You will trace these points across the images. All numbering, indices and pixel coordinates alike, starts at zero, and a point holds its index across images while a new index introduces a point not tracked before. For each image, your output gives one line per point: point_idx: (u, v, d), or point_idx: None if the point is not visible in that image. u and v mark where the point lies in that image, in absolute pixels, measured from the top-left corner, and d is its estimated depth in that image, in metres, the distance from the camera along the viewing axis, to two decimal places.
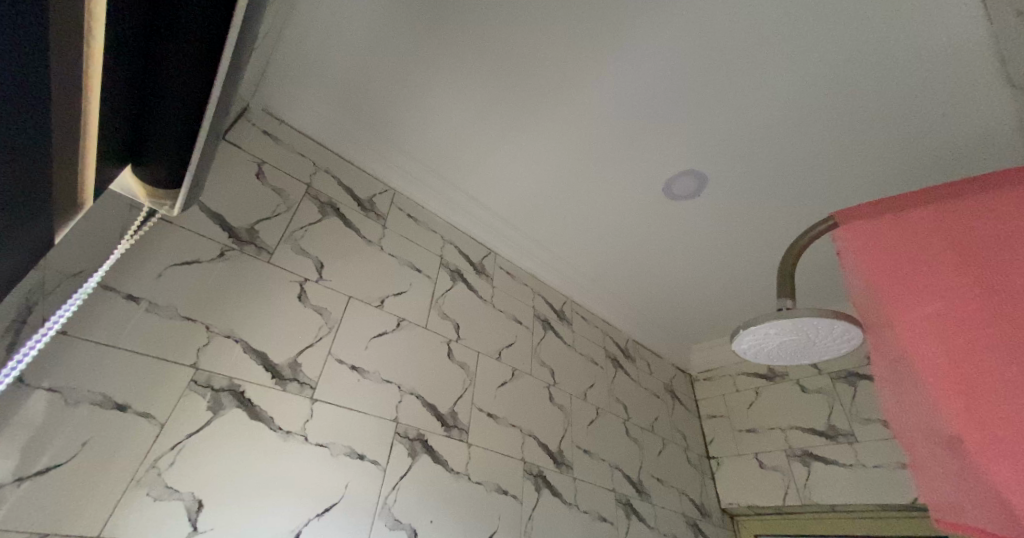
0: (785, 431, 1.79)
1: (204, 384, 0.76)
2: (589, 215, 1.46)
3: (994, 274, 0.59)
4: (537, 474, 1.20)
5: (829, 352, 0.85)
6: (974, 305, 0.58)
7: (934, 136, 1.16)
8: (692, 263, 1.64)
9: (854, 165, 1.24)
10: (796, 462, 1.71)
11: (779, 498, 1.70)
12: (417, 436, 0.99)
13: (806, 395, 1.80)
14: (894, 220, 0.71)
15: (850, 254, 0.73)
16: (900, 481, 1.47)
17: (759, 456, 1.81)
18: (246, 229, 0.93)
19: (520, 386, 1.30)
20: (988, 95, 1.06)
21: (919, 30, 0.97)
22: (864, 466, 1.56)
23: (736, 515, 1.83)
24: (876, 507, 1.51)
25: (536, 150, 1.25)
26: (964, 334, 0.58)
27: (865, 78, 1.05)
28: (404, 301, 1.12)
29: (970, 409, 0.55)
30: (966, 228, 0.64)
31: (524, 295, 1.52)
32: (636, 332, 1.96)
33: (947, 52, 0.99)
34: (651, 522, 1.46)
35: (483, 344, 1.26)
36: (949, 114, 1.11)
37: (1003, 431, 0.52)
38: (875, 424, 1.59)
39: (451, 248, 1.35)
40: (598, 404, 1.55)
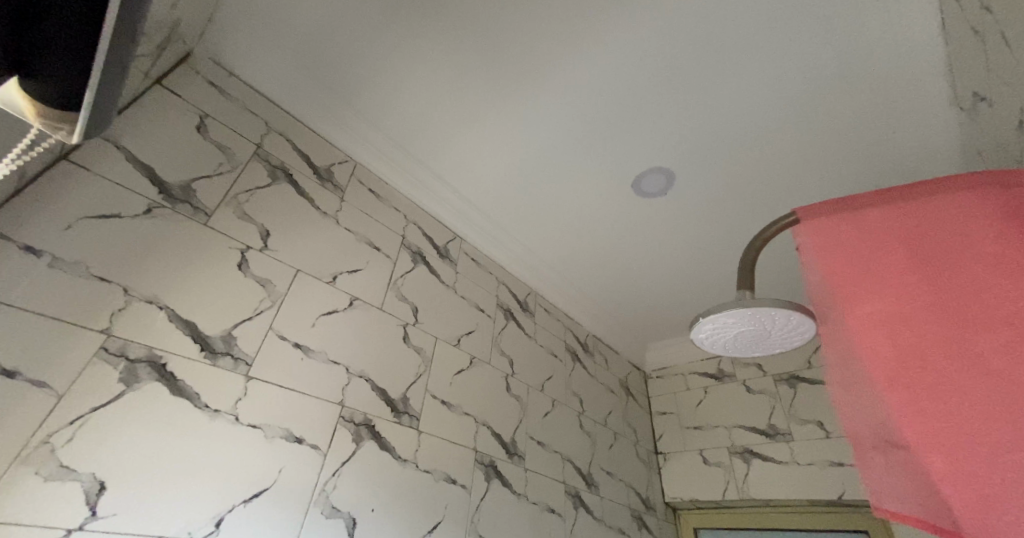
0: (729, 428, 1.84)
1: (117, 352, 0.70)
2: (556, 205, 1.44)
3: (943, 274, 0.60)
4: (488, 464, 1.18)
5: (783, 346, 0.86)
6: (922, 301, 0.60)
7: (889, 150, 1.20)
8: (655, 261, 1.65)
9: (815, 173, 1.27)
10: (737, 459, 1.76)
11: (719, 493, 1.74)
12: (364, 421, 0.94)
13: (751, 395, 1.85)
14: (854, 219, 0.71)
15: (808, 247, 0.73)
16: (830, 480, 1.55)
17: (704, 452, 1.85)
18: (181, 186, 0.85)
19: (477, 374, 1.27)
20: (939, 115, 1.10)
21: (884, 43, 0.99)
22: (798, 464, 1.63)
23: (679, 508, 1.87)
24: (805, 502, 1.59)
25: (510, 134, 1.22)
26: (913, 332, 0.59)
27: (835, 88, 1.07)
28: (358, 279, 1.06)
29: (915, 405, 0.56)
30: (918, 226, 0.65)
31: (487, 283, 1.49)
32: (596, 327, 1.96)
33: (911, 71, 1.02)
34: (598, 513, 1.47)
35: (440, 329, 1.22)
36: (904, 130, 1.15)
37: (944, 424, 0.53)
38: (811, 425, 1.66)
39: (413, 229, 1.29)
40: (555, 396, 1.54)
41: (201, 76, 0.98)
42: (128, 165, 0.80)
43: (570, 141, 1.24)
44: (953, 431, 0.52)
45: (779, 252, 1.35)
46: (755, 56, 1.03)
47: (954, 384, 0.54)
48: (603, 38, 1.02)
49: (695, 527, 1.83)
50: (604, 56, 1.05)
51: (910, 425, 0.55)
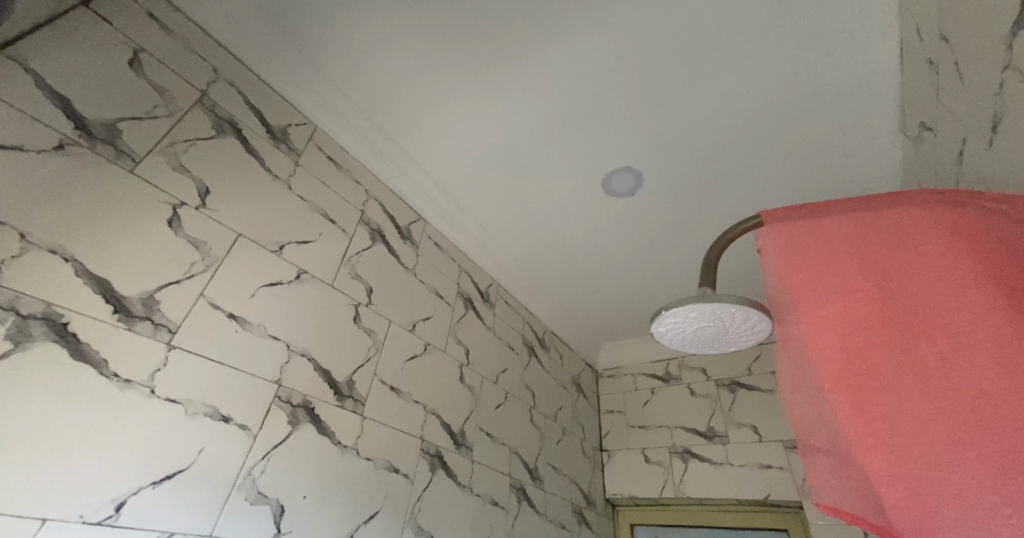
0: (671, 429, 1.87)
1: (6, 306, 0.61)
2: (522, 195, 1.41)
3: (892, 281, 0.61)
4: (434, 454, 1.14)
5: (737, 345, 0.86)
6: (872, 305, 0.61)
7: (841, 172, 1.25)
8: (616, 260, 1.66)
9: (774, 186, 1.31)
10: (676, 459, 1.80)
11: (657, 491, 1.77)
12: (302, 403, 0.89)
13: (693, 398, 1.89)
14: (814, 224, 0.71)
15: (769, 244, 0.73)
16: (759, 480, 1.61)
17: (647, 450, 1.88)
18: (105, 126, 0.76)
19: (430, 361, 1.23)
20: (886, 143, 1.16)
21: (849, 61, 1.01)
22: (732, 465, 1.68)
23: (618, 504, 1.90)
24: (734, 501, 1.64)
25: (482, 116, 1.19)
26: (861, 335, 0.59)
27: (803, 101, 1.10)
28: (309, 251, 1.00)
29: (858, 405, 0.56)
30: (874, 233, 0.66)
31: (449, 270, 1.44)
32: (554, 322, 1.95)
33: (869, 95, 1.06)
34: (541, 507, 1.46)
35: (395, 312, 1.17)
36: (857, 153, 1.19)
37: (884, 425, 0.54)
38: (746, 428, 1.72)
39: (374, 205, 1.23)
40: (508, 389, 1.51)
41: (140, 7, 0.88)
42: (41, 94, 0.71)
43: (542, 129, 1.21)
44: (891, 431, 0.53)
45: (736, 255, 1.38)
46: (729, 61, 1.04)
47: (895, 386, 0.55)
48: (580, 28, 1.00)
49: (632, 524, 1.85)
50: (582, 46, 1.03)
51: (852, 425, 0.56)
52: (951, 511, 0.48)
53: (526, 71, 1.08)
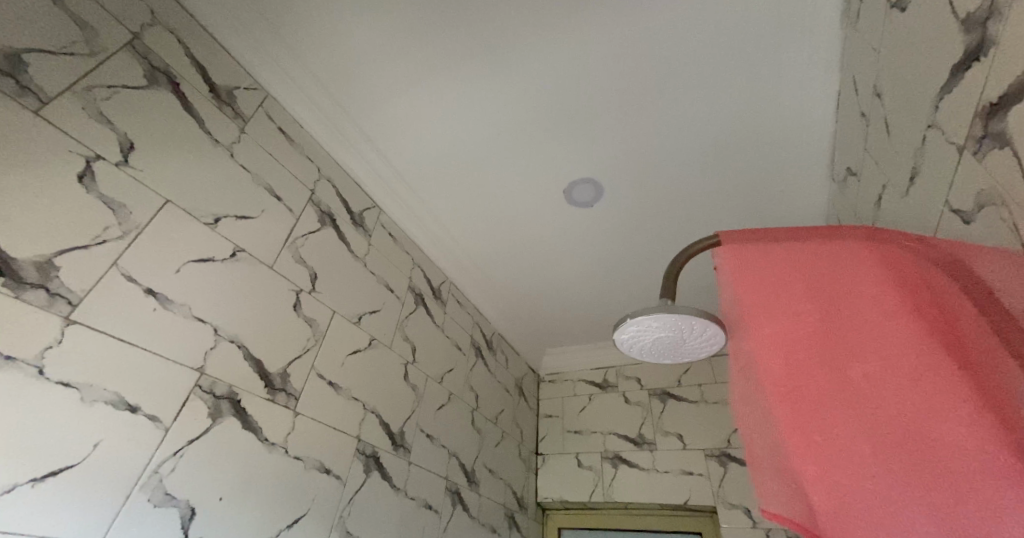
0: (604, 435, 1.89)
1: None
2: (481, 194, 1.39)
3: (841, 310, 0.61)
4: (369, 455, 1.07)
5: (691, 356, 0.86)
6: (817, 319, 0.61)
7: (776, 199, 1.34)
8: (567, 269, 1.67)
9: (719, 204, 1.38)
10: (607, 463, 1.81)
11: (587, 495, 1.78)
12: (226, 395, 0.80)
13: (627, 406, 1.92)
14: (771, 248, 0.70)
15: (723, 250, 0.72)
16: (681, 486, 1.66)
17: (580, 455, 1.88)
18: (8, 54, 0.65)
19: (374, 357, 1.16)
20: (816, 174, 1.26)
21: (799, 89, 1.08)
22: (657, 471, 1.73)
23: (547, 508, 1.88)
24: (656, 505, 1.68)
25: (449, 111, 1.17)
26: (808, 359, 0.59)
27: (757, 126, 1.17)
28: (248, 228, 0.91)
29: (799, 422, 0.56)
30: (822, 250, 0.67)
31: (402, 263, 1.38)
32: (503, 325, 1.92)
33: (811, 128, 1.15)
34: (474, 511, 1.42)
35: (340, 303, 1.10)
36: (792, 182, 1.29)
37: (822, 443, 0.54)
38: (672, 437, 1.77)
39: (326, 185, 1.16)
40: (452, 390, 1.47)
41: None
42: None
43: (508, 134, 1.22)
44: (828, 441, 0.54)
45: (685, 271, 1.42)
46: (697, 82, 1.09)
47: (835, 399, 0.55)
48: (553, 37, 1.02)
49: (560, 527, 1.85)
50: (553, 54, 1.05)
51: (791, 433, 0.56)
52: (875, 520, 0.50)
53: (496, 72, 1.08)
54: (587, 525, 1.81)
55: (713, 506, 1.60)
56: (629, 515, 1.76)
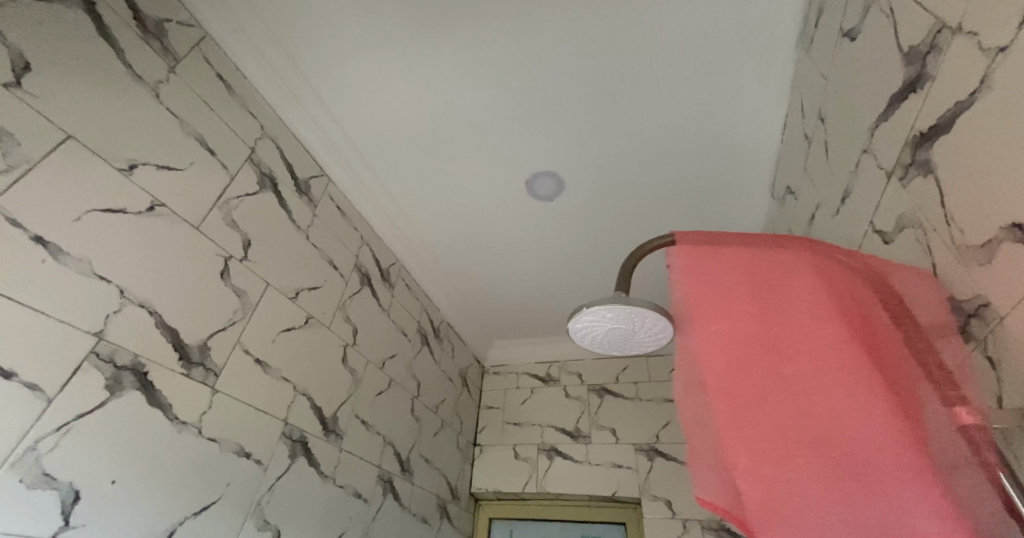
0: (543, 428, 1.88)
1: None
2: (436, 176, 1.33)
3: (786, 319, 0.62)
4: (296, 440, 1.00)
5: (640, 350, 0.86)
6: (759, 320, 0.63)
7: (722, 208, 1.39)
8: (519, 263, 1.65)
9: (672, 209, 1.40)
10: (543, 456, 1.81)
11: (520, 486, 1.77)
12: (130, 365, 0.72)
13: (567, 400, 1.92)
14: (723, 253, 0.70)
15: (676, 249, 0.72)
16: (611, 478, 1.69)
17: (517, 447, 1.87)
18: None
19: (310, 336, 1.08)
20: (759, 187, 1.31)
21: (755, 99, 1.11)
22: (590, 463, 1.74)
23: (481, 499, 1.86)
24: (586, 496, 1.70)
25: (409, 88, 1.11)
26: (753, 363, 0.60)
27: (716, 134, 1.19)
28: (172, 181, 0.82)
29: (739, 422, 0.57)
30: (766, 256, 0.69)
31: (349, 239, 1.31)
32: (451, 313, 1.88)
33: (761, 142, 1.19)
34: (405, 501, 1.37)
35: (275, 275, 1.01)
36: (739, 193, 1.33)
37: (759, 443, 0.55)
38: (607, 431, 1.79)
39: (268, 144, 1.07)
40: (393, 376, 1.41)
41: None
42: None
43: (469, 119, 1.18)
44: (760, 436, 0.55)
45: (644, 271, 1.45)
46: (665, 83, 1.09)
47: (770, 397, 0.57)
48: (527, 24, 0.99)
49: (491, 518, 1.83)
50: (527, 42, 1.02)
51: (730, 431, 0.57)
52: (796, 512, 0.51)
53: (462, 53, 1.04)
54: (518, 515, 1.80)
55: (638, 498, 1.64)
56: (558, 506, 1.77)
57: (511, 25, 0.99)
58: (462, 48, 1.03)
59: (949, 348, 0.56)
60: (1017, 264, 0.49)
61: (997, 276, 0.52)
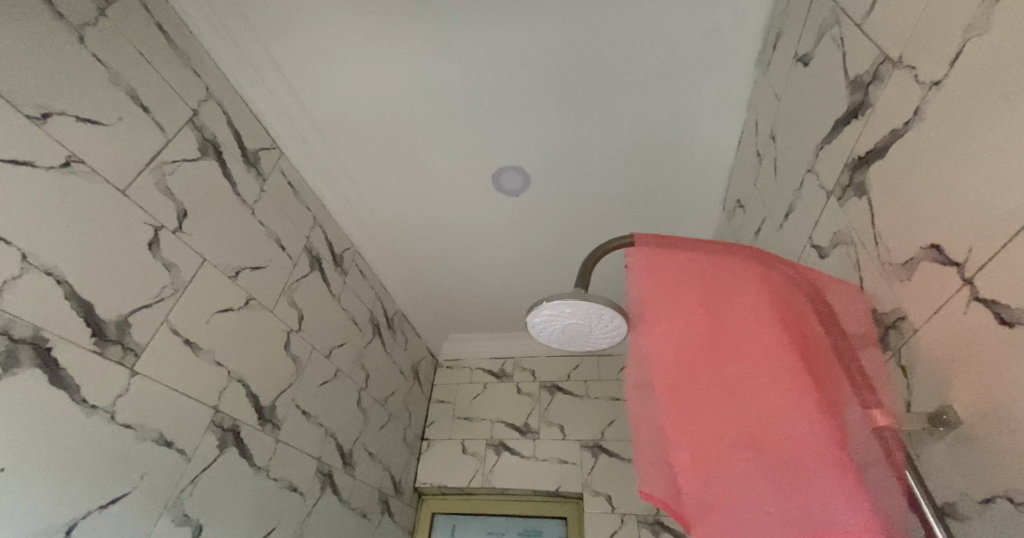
0: (493, 423, 1.86)
1: None
2: (395, 160, 1.28)
3: (732, 327, 0.61)
4: (227, 429, 0.93)
5: (595, 347, 0.85)
6: (706, 321, 0.63)
7: (679, 213, 1.41)
8: (477, 257, 1.62)
9: (632, 212, 1.41)
10: (491, 451, 1.79)
11: (466, 480, 1.74)
12: (31, 339, 0.63)
13: (519, 395, 1.91)
14: (677, 257, 0.69)
15: (633, 251, 0.71)
16: (557, 474, 1.69)
17: (466, 441, 1.84)
18: None
19: (250, 319, 1.01)
20: (714, 194, 1.34)
21: (715, 107, 1.13)
22: (537, 459, 1.73)
23: (424, 493, 1.82)
24: (531, 491, 1.69)
25: (372, 66, 1.06)
26: (700, 372, 0.60)
27: (680, 139, 1.20)
28: (95, 137, 0.74)
29: (684, 429, 0.58)
30: (718, 262, 0.68)
31: (299, 219, 1.24)
32: (405, 303, 1.82)
33: (720, 149, 1.22)
34: (345, 495, 1.31)
35: (214, 250, 0.94)
36: (695, 199, 1.36)
37: (702, 450, 0.56)
38: (555, 427, 1.79)
39: (213, 108, 0.99)
40: (340, 366, 1.34)
41: None
42: None
43: (433, 106, 1.14)
44: (702, 444, 0.56)
45: (600, 272, 1.46)
46: (635, 84, 1.08)
47: (713, 396, 0.58)
48: (498, 12, 0.96)
49: (433, 513, 1.79)
50: (502, 30, 0.99)
51: (676, 438, 0.58)
52: (729, 503, 0.52)
53: (427, 36, 1.00)
54: (462, 511, 1.77)
55: (581, 493, 1.65)
56: (503, 502, 1.75)
57: (485, 9, 0.96)
58: (429, 31, 0.99)
59: (871, 357, 0.60)
60: (935, 282, 0.52)
61: (915, 291, 0.55)
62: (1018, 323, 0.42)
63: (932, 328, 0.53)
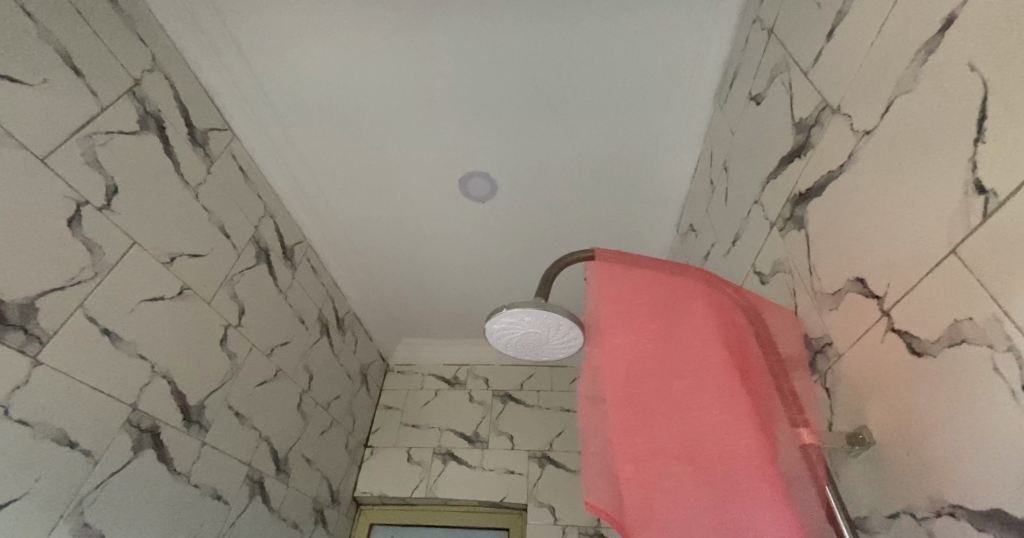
0: (441, 431, 1.81)
1: None
2: (354, 154, 1.23)
3: (684, 352, 0.61)
4: (144, 429, 0.85)
5: (551, 357, 0.83)
6: (658, 343, 0.62)
7: (637, 232, 1.43)
8: (436, 260, 1.58)
9: (594, 226, 1.42)
10: (437, 460, 1.74)
11: (408, 490, 1.68)
12: None
13: (470, 404, 1.87)
14: (636, 276, 0.67)
15: (594, 266, 0.68)
16: (503, 485, 1.66)
17: (411, 450, 1.78)
18: None
19: (183, 309, 0.94)
20: (671, 215, 1.37)
21: (677, 130, 1.15)
22: (483, 469, 1.70)
23: (363, 503, 1.74)
24: (475, 502, 1.65)
25: (337, 55, 1.01)
26: (653, 397, 0.59)
27: (644, 158, 1.22)
28: (14, 96, 0.66)
29: (635, 455, 0.57)
30: (672, 281, 0.67)
31: (248, 207, 1.17)
32: (357, 303, 1.76)
33: (680, 171, 1.25)
34: (275, 504, 1.23)
35: (146, 233, 0.86)
36: (654, 218, 1.38)
37: (651, 477, 0.55)
38: (504, 437, 1.77)
39: (159, 80, 0.92)
40: (281, 365, 1.27)
41: None
42: None
43: (400, 102, 1.10)
44: (651, 471, 0.56)
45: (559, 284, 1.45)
46: (605, 99, 1.09)
47: (659, 410, 0.58)
48: (471, 12, 0.94)
49: (372, 523, 1.71)
50: (476, 32, 0.97)
51: (626, 463, 0.57)
52: (666, 514, 0.54)
53: (389, 31, 0.97)
54: (402, 522, 1.70)
55: (525, 504, 1.62)
56: (446, 513, 1.70)
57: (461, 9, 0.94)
58: (398, 25, 0.96)
59: (802, 381, 0.64)
60: (857, 311, 0.56)
61: (841, 319, 0.59)
62: (927, 353, 0.46)
63: (855, 354, 0.56)
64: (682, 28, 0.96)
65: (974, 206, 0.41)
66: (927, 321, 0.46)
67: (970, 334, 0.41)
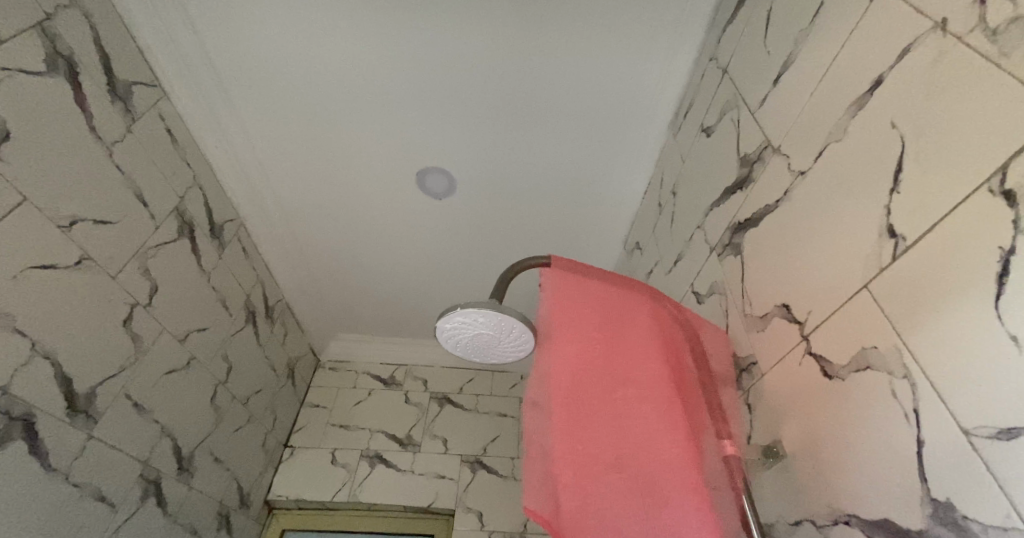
0: (371, 432, 1.73)
1: None
2: (302, 132, 1.14)
3: (632, 367, 0.59)
4: (14, 417, 0.73)
5: (500, 360, 0.79)
6: (606, 357, 0.60)
7: (586, 244, 1.43)
8: (381, 253, 1.51)
9: (546, 234, 1.40)
10: (364, 463, 1.65)
11: (329, 494, 1.59)
12: None
13: (404, 405, 1.80)
14: (590, 286, 0.65)
15: (549, 273, 0.65)
16: (432, 490, 1.59)
17: (335, 451, 1.68)
18: None
19: (80, 282, 0.82)
20: (621, 230, 1.38)
21: (635, 147, 1.15)
22: (412, 473, 1.63)
23: (276, 507, 1.62)
24: (399, 507, 1.58)
25: (292, 24, 0.93)
26: (599, 411, 0.57)
27: (601, 171, 1.21)
28: None
29: (579, 469, 0.54)
30: (624, 295, 0.65)
31: (175, 176, 1.05)
32: (290, 293, 1.65)
33: (636, 188, 1.25)
34: (172, 507, 1.10)
35: (43, 192, 0.75)
36: (605, 231, 1.38)
37: (592, 492, 0.53)
38: (438, 441, 1.71)
39: (77, 21, 0.81)
40: (196, 352, 1.15)
41: None
42: None
43: (358, 83, 1.03)
44: (593, 487, 0.53)
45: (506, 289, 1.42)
46: (571, 107, 1.07)
47: (602, 423, 0.56)
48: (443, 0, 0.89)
49: (284, 529, 1.60)
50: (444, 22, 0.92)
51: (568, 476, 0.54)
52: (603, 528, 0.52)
53: (350, 8, 0.90)
54: (318, 528, 1.59)
55: (452, 510, 1.57)
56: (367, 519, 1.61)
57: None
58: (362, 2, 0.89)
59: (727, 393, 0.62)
60: (778, 334, 0.57)
61: (764, 340, 0.59)
62: (836, 377, 0.47)
63: (774, 376, 0.56)
64: (650, 47, 0.96)
65: (885, 248, 0.42)
66: (840, 345, 0.46)
67: (874, 361, 0.42)
